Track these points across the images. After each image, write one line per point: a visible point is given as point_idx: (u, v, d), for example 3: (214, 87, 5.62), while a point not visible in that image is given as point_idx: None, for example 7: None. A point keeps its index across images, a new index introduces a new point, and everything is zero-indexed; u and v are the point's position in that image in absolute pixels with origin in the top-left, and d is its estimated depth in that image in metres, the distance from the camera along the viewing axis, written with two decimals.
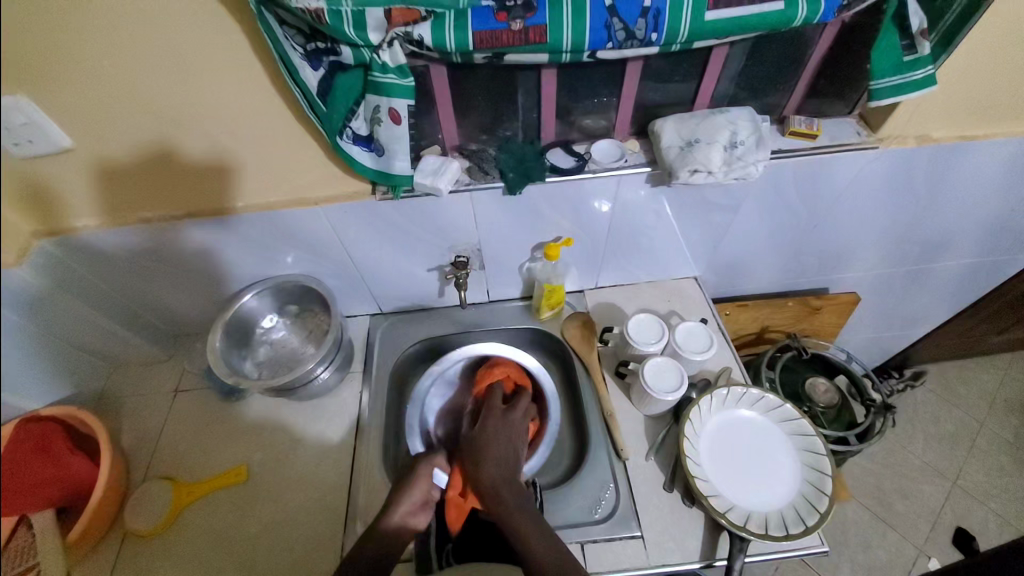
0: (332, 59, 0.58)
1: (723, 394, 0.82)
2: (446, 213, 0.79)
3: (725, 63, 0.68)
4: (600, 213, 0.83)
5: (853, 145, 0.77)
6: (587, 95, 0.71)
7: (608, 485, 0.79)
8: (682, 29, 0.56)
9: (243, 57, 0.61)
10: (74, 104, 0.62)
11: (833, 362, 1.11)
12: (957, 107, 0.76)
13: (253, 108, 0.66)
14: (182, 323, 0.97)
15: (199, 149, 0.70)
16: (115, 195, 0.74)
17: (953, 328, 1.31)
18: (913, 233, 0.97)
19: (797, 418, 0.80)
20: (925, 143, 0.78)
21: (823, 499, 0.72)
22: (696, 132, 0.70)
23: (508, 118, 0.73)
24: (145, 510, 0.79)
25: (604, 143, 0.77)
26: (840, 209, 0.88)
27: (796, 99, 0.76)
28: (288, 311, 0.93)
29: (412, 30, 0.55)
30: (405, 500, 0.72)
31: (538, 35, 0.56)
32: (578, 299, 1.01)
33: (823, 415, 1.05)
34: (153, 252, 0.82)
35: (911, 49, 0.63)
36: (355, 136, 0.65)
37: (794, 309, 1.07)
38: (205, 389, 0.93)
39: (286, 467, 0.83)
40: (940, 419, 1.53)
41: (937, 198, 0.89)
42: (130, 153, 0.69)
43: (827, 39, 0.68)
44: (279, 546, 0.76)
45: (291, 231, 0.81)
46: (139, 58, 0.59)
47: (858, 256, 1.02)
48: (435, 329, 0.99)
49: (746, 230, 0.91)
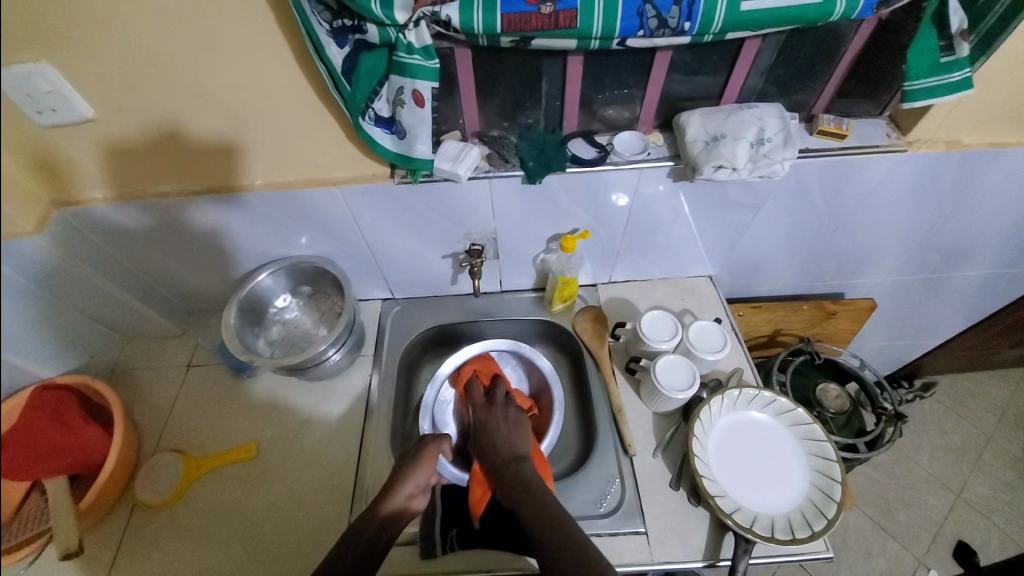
0: (357, 37, 0.58)
1: (735, 395, 0.81)
2: (463, 200, 0.79)
3: (756, 57, 0.67)
4: (618, 206, 0.82)
5: (881, 148, 0.75)
6: (612, 85, 0.70)
7: (614, 480, 0.78)
8: (716, 20, 0.55)
9: (267, 32, 0.60)
10: (98, 73, 0.62)
11: (844, 367, 1.08)
12: (992, 113, 0.73)
13: (275, 85, 0.66)
14: (196, 299, 0.98)
15: (220, 124, 0.70)
16: (136, 167, 0.74)
17: (967, 339, 1.29)
18: (935, 241, 0.95)
19: (810, 424, 0.79)
20: (955, 149, 0.76)
21: (831, 505, 0.71)
22: (722, 127, 0.68)
23: (531, 105, 0.72)
24: (154, 481, 0.80)
25: (627, 134, 0.76)
26: (861, 213, 0.87)
27: (826, 98, 0.74)
28: (302, 292, 0.94)
29: (439, 10, 0.54)
30: (409, 483, 0.72)
31: (567, 20, 0.54)
32: (590, 293, 1.00)
33: (834, 421, 1.02)
34: (169, 227, 0.82)
35: (949, 50, 0.61)
36: (376, 118, 0.64)
37: (809, 312, 1.06)
38: (216, 365, 0.94)
39: (294, 446, 0.84)
40: (948, 431, 1.52)
41: (961, 206, 0.87)
42: (152, 126, 0.69)
43: (861, 38, 0.66)
44: (285, 523, 0.76)
45: (306, 212, 0.81)
46: (164, 30, 0.59)
47: (876, 262, 1.00)
48: (445, 317, 0.99)
49: (764, 230, 0.89)
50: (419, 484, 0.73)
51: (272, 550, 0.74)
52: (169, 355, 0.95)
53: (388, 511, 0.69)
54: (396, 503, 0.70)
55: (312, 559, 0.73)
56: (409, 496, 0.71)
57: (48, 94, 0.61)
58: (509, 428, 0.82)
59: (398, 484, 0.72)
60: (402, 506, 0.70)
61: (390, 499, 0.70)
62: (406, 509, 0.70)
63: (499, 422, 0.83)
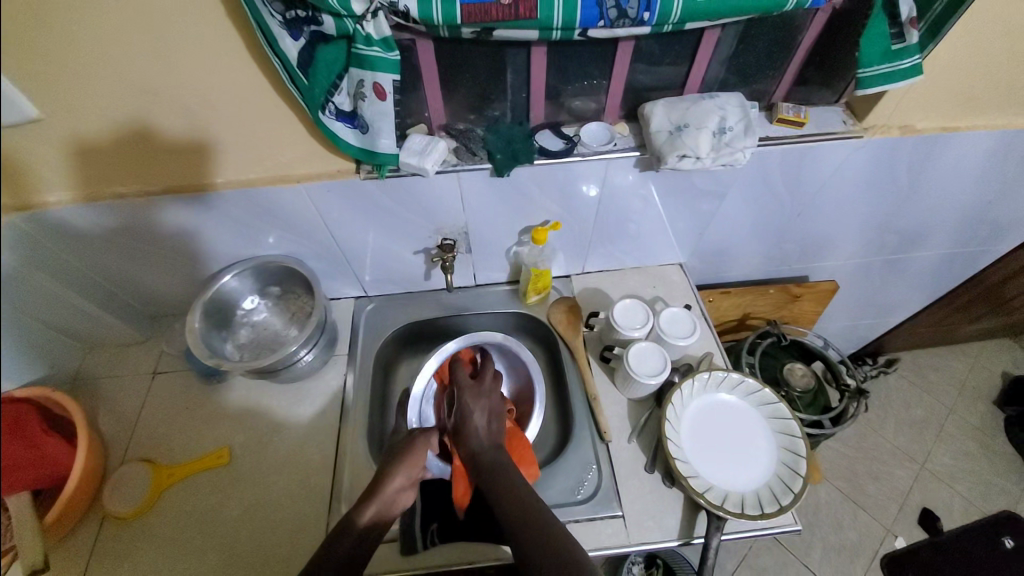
0: (313, 29, 0.56)
1: (705, 378, 0.83)
2: (433, 195, 0.78)
3: (716, 46, 0.68)
4: (588, 197, 0.82)
5: (838, 134, 0.77)
6: (577, 77, 0.70)
7: (591, 466, 0.80)
8: (674, 11, 0.55)
9: (219, 25, 0.58)
10: (37, 69, 0.59)
11: (809, 347, 1.12)
12: (942, 98, 0.76)
13: (230, 81, 0.64)
14: (160, 304, 0.94)
15: (175, 123, 0.67)
16: (88, 169, 0.71)
17: (925, 316, 1.35)
18: (893, 223, 0.99)
19: (776, 402, 0.82)
20: (908, 134, 0.79)
21: (797, 479, 0.74)
22: (685, 116, 0.69)
23: (497, 97, 0.72)
24: (123, 492, 0.78)
25: (594, 125, 0.76)
26: (824, 198, 0.89)
27: (784, 87, 0.76)
28: (271, 293, 0.92)
29: (397, 1, 0.52)
30: (399, 476, 0.71)
31: (528, 10, 0.54)
32: (565, 284, 1.01)
33: (801, 399, 1.05)
34: (127, 231, 0.79)
35: (899, 37, 0.63)
36: (337, 112, 0.63)
37: (776, 295, 1.09)
38: (184, 371, 0.91)
39: (269, 450, 0.83)
40: (911, 405, 1.59)
41: (917, 188, 0.90)
42: (100, 125, 0.66)
43: (817, 26, 0.68)
44: (262, 527, 0.75)
45: (271, 210, 0.79)
46: (107, 23, 0.56)
47: (838, 245, 1.04)
48: (421, 312, 0.99)
49: (732, 216, 0.91)
50: (411, 477, 0.72)
51: (251, 554, 0.73)
52: (135, 362, 0.93)
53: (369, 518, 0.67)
54: (383, 499, 0.69)
55: (294, 561, 0.73)
56: (399, 489, 0.70)
57: None
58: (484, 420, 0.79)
59: (384, 481, 0.70)
60: (388, 503, 0.69)
61: (377, 497, 0.68)
62: (390, 505, 0.69)
63: (484, 407, 0.81)
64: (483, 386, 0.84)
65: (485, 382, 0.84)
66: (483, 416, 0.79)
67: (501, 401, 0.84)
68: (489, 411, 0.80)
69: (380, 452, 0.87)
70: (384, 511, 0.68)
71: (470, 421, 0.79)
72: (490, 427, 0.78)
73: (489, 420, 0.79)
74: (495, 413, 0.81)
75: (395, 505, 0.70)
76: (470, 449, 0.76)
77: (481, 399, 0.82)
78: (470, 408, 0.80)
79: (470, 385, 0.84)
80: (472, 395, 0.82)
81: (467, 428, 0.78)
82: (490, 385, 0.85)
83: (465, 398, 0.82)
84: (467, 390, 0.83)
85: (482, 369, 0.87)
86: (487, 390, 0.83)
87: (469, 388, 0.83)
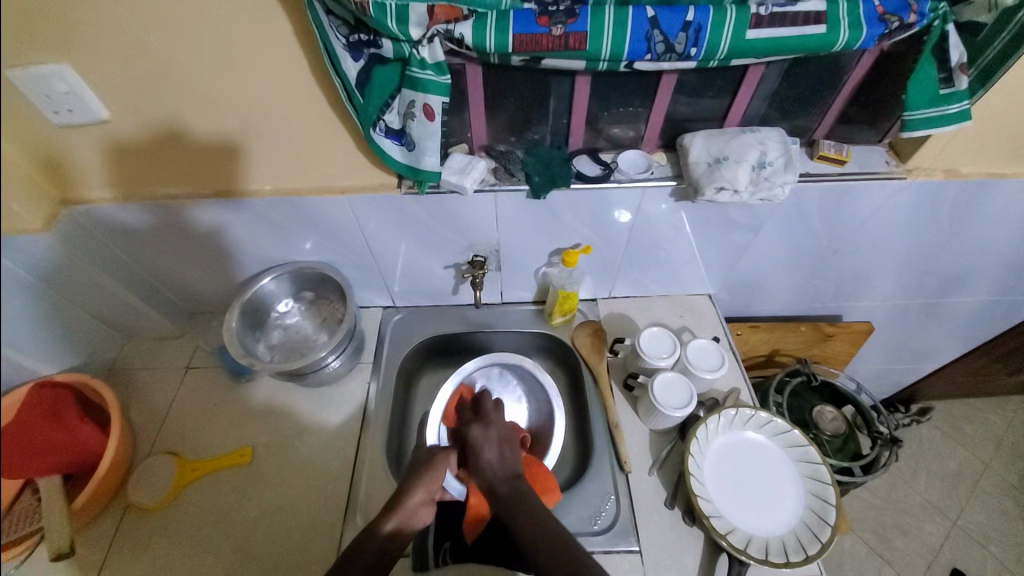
0: (372, 51, 0.59)
1: (731, 415, 0.81)
2: (468, 213, 0.80)
3: (760, 83, 0.68)
4: (620, 223, 0.83)
5: (880, 174, 0.76)
6: (618, 105, 0.72)
7: (610, 497, 0.78)
8: (721, 46, 0.56)
9: (283, 43, 0.62)
10: (114, 75, 0.63)
11: (842, 391, 1.08)
12: (990, 144, 0.75)
13: (287, 95, 0.67)
14: (199, 301, 0.98)
15: (233, 131, 0.71)
16: (148, 169, 0.76)
17: (964, 364, 1.30)
18: (933, 267, 0.96)
19: (806, 445, 0.79)
20: (953, 178, 0.78)
21: (825, 528, 0.71)
22: (725, 150, 0.69)
23: (538, 121, 0.73)
24: (148, 482, 0.80)
25: (632, 153, 0.77)
26: (861, 237, 0.88)
27: (827, 124, 0.76)
28: (304, 297, 0.95)
29: (453, 28, 0.55)
30: (421, 491, 0.71)
31: (577, 42, 0.56)
32: (591, 308, 1.01)
33: (829, 444, 1.02)
34: (176, 230, 0.83)
35: (948, 83, 0.62)
36: (387, 129, 0.65)
37: (807, 333, 1.06)
38: (215, 368, 0.94)
39: (289, 453, 0.84)
40: (944, 457, 1.52)
41: (959, 233, 0.88)
42: (164, 128, 0.70)
43: (862, 69, 0.68)
44: (278, 530, 0.76)
45: (311, 217, 0.82)
46: (181, 37, 0.60)
47: (873, 286, 1.01)
48: (446, 326, 1.00)
49: (765, 250, 0.90)
50: (430, 495, 0.72)
51: (264, 557, 0.74)
52: (168, 355, 0.96)
53: (392, 527, 0.67)
54: (403, 512, 0.68)
55: (307, 569, 0.72)
56: (419, 505, 0.70)
57: (65, 95, 0.63)
58: (496, 446, 0.79)
59: (402, 498, 0.70)
60: (408, 516, 0.69)
61: (396, 512, 0.68)
62: (410, 519, 0.69)
63: (493, 438, 0.80)
64: (488, 417, 0.83)
65: (489, 413, 0.84)
66: (493, 447, 0.78)
67: (511, 431, 0.82)
68: (498, 441, 0.79)
69: (396, 463, 0.87)
70: (404, 525, 0.68)
71: (481, 453, 0.78)
72: (503, 457, 0.77)
73: (500, 450, 0.78)
74: (506, 441, 0.80)
75: (416, 519, 0.70)
76: (487, 481, 0.74)
77: (488, 429, 0.81)
78: (478, 440, 0.79)
79: (475, 416, 0.84)
80: (479, 427, 0.81)
81: (479, 459, 0.77)
82: (495, 415, 0.84)
83: (472, 431, 0.81)
84: (473, 424, 0.82)
85: (483, 400, 0.87)
86: (491, 420, 0.83)
87: (475, 421, 0.82)
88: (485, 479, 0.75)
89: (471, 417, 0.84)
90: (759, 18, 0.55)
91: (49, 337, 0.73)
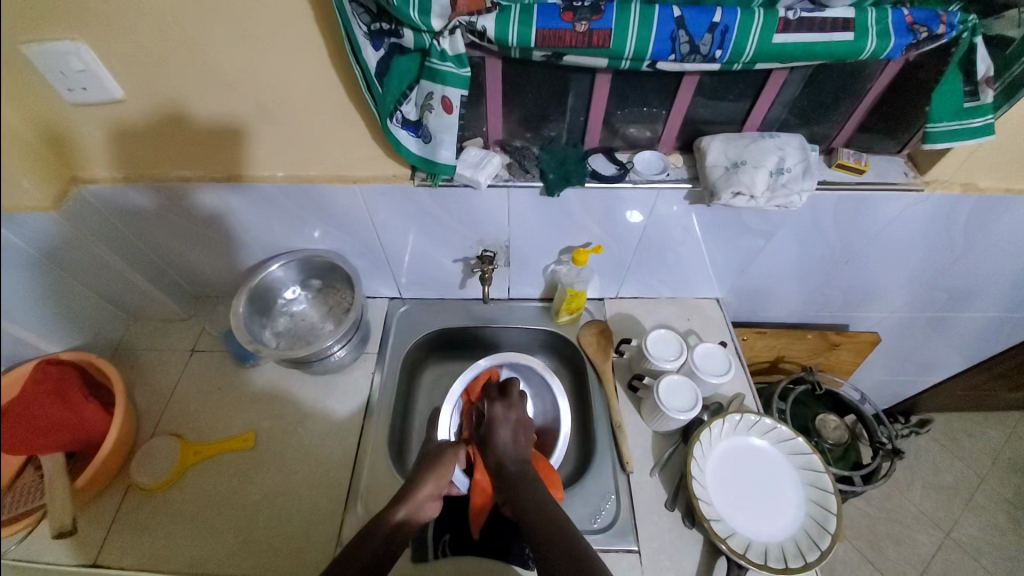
0: (393, 41, 0.59)
1: (735, 420, 0.81)
2: (480, 207, 0.79)
3: (782, 88, 0.67)
4: (632, 223, 0.82)
5: (898, 185, 0.76)
6: (637, 104, 0.71)
7: (610, 496, 0.78)
8: (747, 50, 0.55)
9: (301, 28, 0.61)
10: (131, 53, 0.63)
11: (844, 400, 1.09)
12: (1011, 160, 0.74)
13: (304, 81, 0.66)
14: (206, 285, 0.98)
15: (246, 115, 0.71)
16: (160, 150, 0.75)
17: (966, 379, 1.29)
18: (943, 280, 0.95)
19: (810, 453, 0.79)
20: (970, 192, 0.77)
21: (826, 537, 0.71)
22: (743, 154, 0.69)
23: (555, 118, 0.73)
24: (150, 463, 0.80)
25: (649, 154, 0.77)
26: (873, 248, 0.87)
27: (847, 132, 0.75)
28: (311, 285, 0.95)
29: (476, 20, 0.54)
30: (428, 485, 0.72)
31: (601, 39, 0.55)
32: (598, 307, 1.00)
33: (831, 452, 1.03)
34: (186, 212, 0.83)
35: (973, 96, 0.61)
36: (404, 120, 0.65)
37: (813, 341, 1.06)
38: (221, 352, 0.94)
39: (292, 440, 0.84)
40: (940, 470, 1.52)
41: (972, 247, 0.87)
42: (177, 110, 0.70)
43: (885, 79, 0.67)
44: (278, 517, 0.76)
45: (322, 205, 0.81)
46: (199, 18, 0.60)
47: (881, 297, 1.01)
48: (452, 320, 0.99)
49: (776, 257, 0.90)
50: (438, 489, 0.72)
51: (264, 543, 0.74)
52: (174, 337, 0.96)
53: (401, 517, 0.67)
54: (413, 503, 0.69)
55: (308, 555, 0.73)
56: (427, 496, 0.71)
57: (80, 73, 0.63)
58: (512, 429, 0.81)
59: (412, 489, 0.71)
60: (417, 508, 0.69)
61: (406, 501, 0.69)
62: (419, 510, 0.70)
63: (511, 421, 0.82)
64: (511, 400, 0.84)
65: (513, 397, 0.85)
66: (509, 428, 0.81)
67: (528, 420, 0.84)
68: (515, 425, 0.82)
69: (398, 455, 0.87)
70: (413, 516, 0.69)
71: (498, 432, 0.80)
72: (517, 442, 0.80)
73: (516, 433, 0.81)
74: (523, 425, 0.82)
75: (425, 510, 0.70)
76: (497, 459, 0.77)
77: (509, 411, 0.83)
78: (497, 419, 0.82)
79: (500, 396, 0.86)
80: (501, 406, 0.83)
81: (494, 437, 0.80)
82: (518, 400, 0.85)
83: (493, 409, 0.83)
84: (496, 402, 0.84)
85: (510, 383, 0.87)
86: (514, 404, 0.84)
87: (498, 401, 0.84)
88: (495, 458, 0.78)
89: (495, 395, 0.86)
90: (787, 22, 0.55)
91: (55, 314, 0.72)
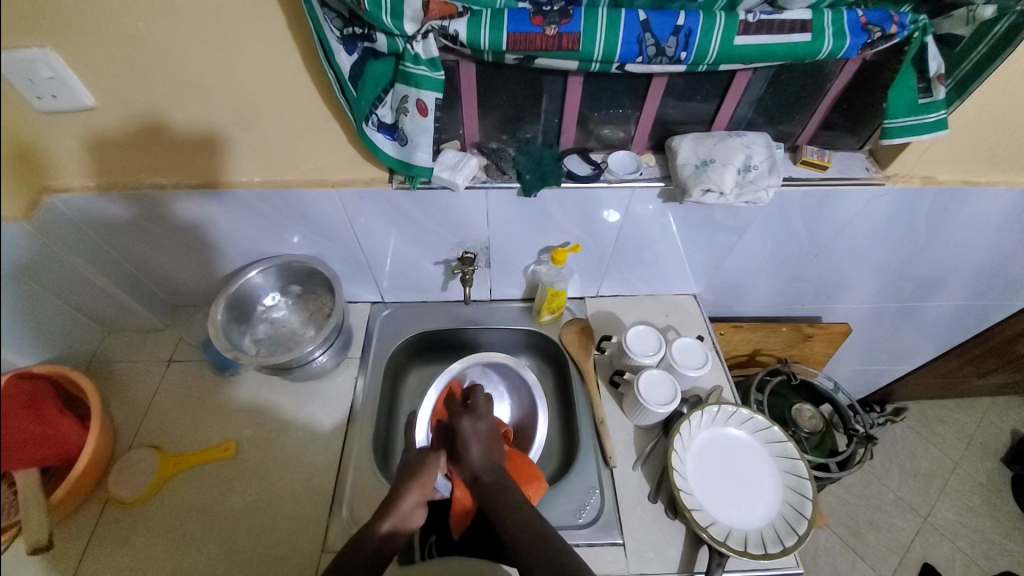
0: (366, 45, 0.60)
1: (714, 411, 0.83)
2: (459, 209, 0.80)
3: (747, 88, 0.70)
4: (609, 222, 0.84)
5: (860, 180, 0.79)
6: (609, 106, 0.73)
7: (594, 491, 0.80)
8: (710, 51, 0.58)
9: (274, 33, 0.61)
10: (100, 61, 0.62)
11: (819, 389, 1.12)
12: (964, 153, 0.78)
13: (278, 87, 0.67)
14: (183, 294, 0.97)
15: (220, 121, 0.70)
16: (132, 158, 0.74)
17: (936, 366, 1.34)
18: (910, 271, 0.99)
19: (785, 441, 0.81)
20: (929, 185, 0.81)
21: (802, 521, 0.73)
22: (712, 152, 0.71)
23: (530, 120, 0.74)
24: (128, 476, 0.78)
25: (622, 154, 0.78)
26: (842, 241, 0.90)
27: (810, 130, 0.78)
28: (291, 291, 0.94)
29: (448, 25, 0.56)
30: (415, 494, 0.71)
31: (570, 42, 0.57)
32: (578, 306, 1.02)
33: (807, 441, 1.05)
34: (160, 220, 0.82)
35: (927, 92, 0.64)
36: (379, 124, 0.65)
37: (788, 334, 1.09)
38: (200, 361, 0.93)
39: (274, 448, 0.83)
40: (916, 456, 1.56)
41: (934, 238, 0.91)
42: (149, 117, 0.69)
43: (846, 75, 0.70)
44: (261, 526, 0.75)
45: (300, 210, 0.81)
46: (170, 25, 0.60)
47: (851, 289, 1.04)
48: (434, 322, 1.00)
49: (749, 252, 0.92)
50: (423, 497, 0.72)
51: (248, 552, 0.73)
52: (150, 348, 0.95)
53: (390, 527, 0.67)
54: (402, 516, 0.69)
55: (294, 561, 0.72)
56: (414, 507, 0.70)
57: (48, 81, 0.62)
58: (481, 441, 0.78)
59: (398, 498, 0.70)
60: (404, 519, 0.69)
61: (392, 512, 0.68)
62: (406, 521, 0.69)
63: (481, 434, 0.79)
64: (479, 409, 0.82)
65: (481, 406, 0.82)
66: (479, 440, 0.78)
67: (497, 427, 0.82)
68: (486, 436, 0.79)
69: (383, 458, 0.87)
70: (399, 526, 0.68)
71: (467, 447, 0.77)
72: (489, 452, 0.77)
73: (485, 446, 0.78)
74: (493, 436, 0.80)
75: (412, 520, 0.70)
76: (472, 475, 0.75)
77: (477, 423, 0.80)
78: (467, 434, 0.79)
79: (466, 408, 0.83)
80: (469, 419, 0.80)
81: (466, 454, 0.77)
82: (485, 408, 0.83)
83: (461, 423, 0.80)
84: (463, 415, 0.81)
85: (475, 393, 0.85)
86: (482, 414, 0.81)
87: (466, 414, 0.81)
88: (469, 472, 0.75)
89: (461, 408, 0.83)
90: (747, 25, 0.57)
91: (29, 327, 0.71)
